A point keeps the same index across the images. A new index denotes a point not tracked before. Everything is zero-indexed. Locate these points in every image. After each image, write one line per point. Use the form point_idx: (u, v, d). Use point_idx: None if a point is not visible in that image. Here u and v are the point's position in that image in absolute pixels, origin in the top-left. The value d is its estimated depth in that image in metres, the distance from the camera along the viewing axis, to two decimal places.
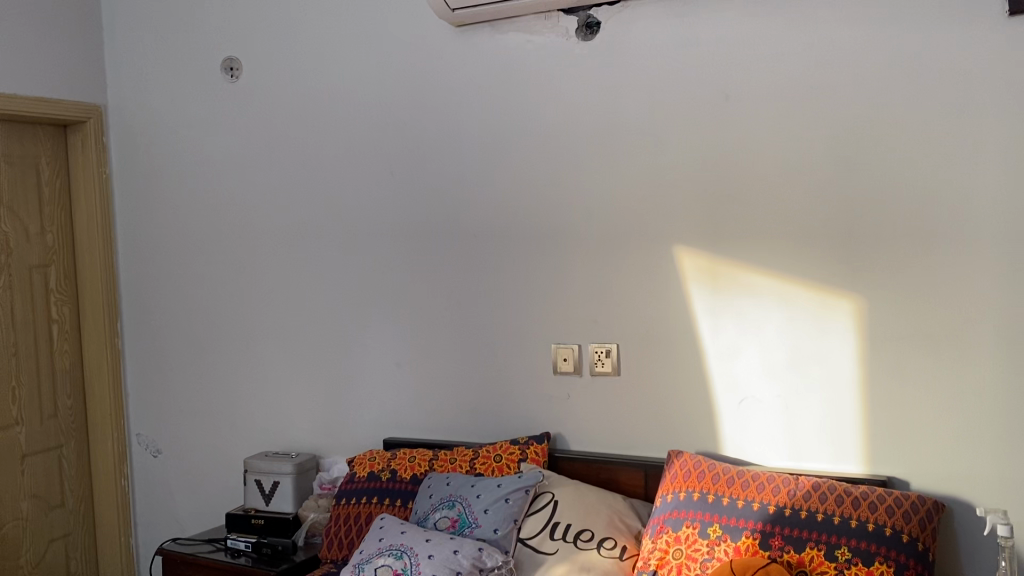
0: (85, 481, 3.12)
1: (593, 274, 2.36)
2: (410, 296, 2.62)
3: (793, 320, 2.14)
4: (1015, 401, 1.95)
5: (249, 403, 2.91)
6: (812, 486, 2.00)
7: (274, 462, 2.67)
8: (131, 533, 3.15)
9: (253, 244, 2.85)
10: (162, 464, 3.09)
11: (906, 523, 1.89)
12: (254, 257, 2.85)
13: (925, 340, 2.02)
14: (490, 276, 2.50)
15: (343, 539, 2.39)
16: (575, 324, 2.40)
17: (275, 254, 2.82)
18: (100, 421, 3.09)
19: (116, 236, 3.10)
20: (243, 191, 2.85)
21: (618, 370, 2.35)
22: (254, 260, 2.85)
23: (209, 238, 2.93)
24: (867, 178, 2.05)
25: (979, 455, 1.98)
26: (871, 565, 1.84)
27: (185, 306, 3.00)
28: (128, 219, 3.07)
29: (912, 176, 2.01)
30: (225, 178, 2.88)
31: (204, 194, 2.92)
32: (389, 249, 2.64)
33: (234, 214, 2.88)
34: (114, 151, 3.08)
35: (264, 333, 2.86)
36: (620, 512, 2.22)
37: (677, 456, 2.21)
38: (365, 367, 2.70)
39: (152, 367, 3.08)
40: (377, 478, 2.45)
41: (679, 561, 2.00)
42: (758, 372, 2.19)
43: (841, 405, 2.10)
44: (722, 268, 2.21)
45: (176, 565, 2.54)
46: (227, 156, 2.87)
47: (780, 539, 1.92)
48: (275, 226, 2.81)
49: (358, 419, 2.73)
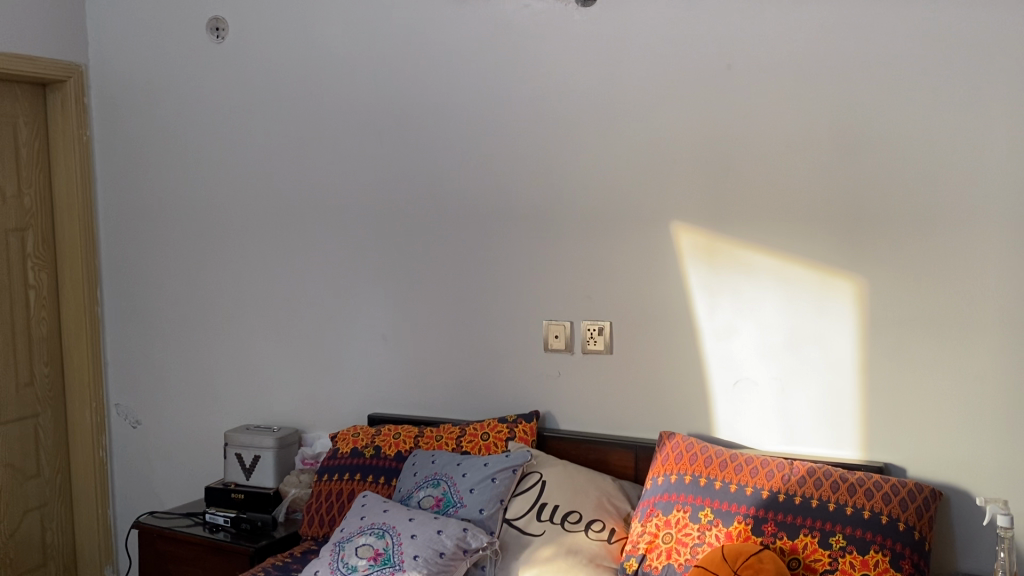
0: (62, 452, 3.04)
1: (588, 249, 2.30)
2: (399, 269, 2.55)
3: (792, 300, 2.08)
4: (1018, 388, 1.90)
5: (231, 374, 2.84)
6: (806, 471, 1.95)
7: (255, 435, 2.61)
8: (110, 505, 3.09)
9: (238, 213, 2.77)
10: (142, 435, 3.02)
11: (902, 512, 1.84)
12: (239, 225, 2.77)
13: (928, 323, 1.96)
14: (480, 250, 2.43)
15: (324, 516, 2.33)
16: (568, 300, 2.33)
17: (260, 222, 2.74)
18: (78, 390, 3.01)
19: (97, 202, 3.01)
20: (228, 156, 2.77)
21: (611, 348, 2.29)
22: (239, 229, 2.77)
23: (192, 204, 2.84)
24: (873, 154, 1.99)
25: (979, 443, 1.93)
26: (867, 553, 1.79)
27: (167, 275, 2.91)
28: (109, 183, 2.99)
29: (919, 153, 1.95)
30: (210, 142, 2.79)
31: (187, 158, 2.83)
32: (378, 219, 2.56)
33: (218, 181, 2.79)
34: (95, 112, 2.98)
35: (248, 304, 2.78)
36: (609, 494, 2.16)
37: (669, 438, 2.15)
38: (350, 340, 2.64)
39: (132, 336, 3.00)
40: (361, 454, 2.39)
41: (668, 545, 1.95)
42: (754, 353, 2.13)
43: (839, 388, 2.05)
44: (720, 245, 2.14)
45: (150, 538, 2.46)
46: (212, 121, 2.78)
47: (773, 526, 1.87)
48: (260, 194, 2.73)
49: (343, 393, 2.66)
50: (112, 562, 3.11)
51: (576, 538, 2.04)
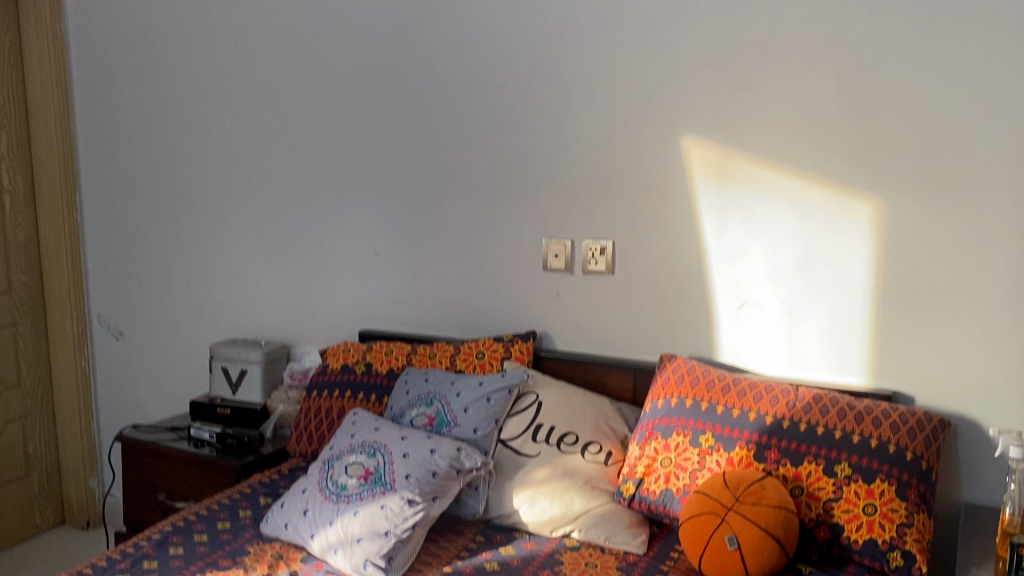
0: (42, 364, 2.96)
1: (593, 164, 2.18)
2: (393, 181, 2.43)
3: (805, 220, 1.99)
4: None
5: (216, 287, 2.75)
6: (813, 398, 1.88)
7: (242, 349, 2.53)
8: (93, 416, 3.03)
9: (223, 117, 2.63)
10: (125, 347, 2.94)
11: (910, 441, 1.78)
12: (225, 131, 2.64)
13: (947, 248, 1.87)
14: (478, 164, 2.32)
15: (313, 433, 2.27)
16: (569, 217, 2.23)
17: (247, 129, 2.60)
18: (59, 299, 2.92)
19: (74, 104, 2.87)
20: (212, 57, 2.61)
21: (612, 269, 2.20)
22: (225, 135, 2.64)
23: (175, 108, 2.70)
24: (900, 68, 1.86)
25: (992, 373, 1.87)
26: (872, 483, 1.74)
27: (150, 182, 2.79)
28: (88, 83, 2.84)
29: (952, 67, 1.82)
30: (193, 41, 2.63)
31: (169, 58, 2.68)
32: (371, 127, 2.43)
33: (201, 84, 2.65)
34: (71, 6, 2.81)
35: (234, 214, 2.67)
36: (606, 417, 2.11)
37: (670, 361, 2.08)
38: (341, 254, 2.54)
39: (113, 245, 2.89)
40: (351, 371, 2.32)
41: (666, 470, 1.91)
42: (762, 275, 2.04)
43: (848, 314, 1.97)
44: (733, 162, 2.04)
45: (133, 452, 2.39)
46: (195, 18, 2.62)
47: (776, 452, 1.82)
48: (247, 98, 2.59)
49: (333, 309, 2.58)
50: (97, 475, 3.06)
51: (573, 460, 1.99)
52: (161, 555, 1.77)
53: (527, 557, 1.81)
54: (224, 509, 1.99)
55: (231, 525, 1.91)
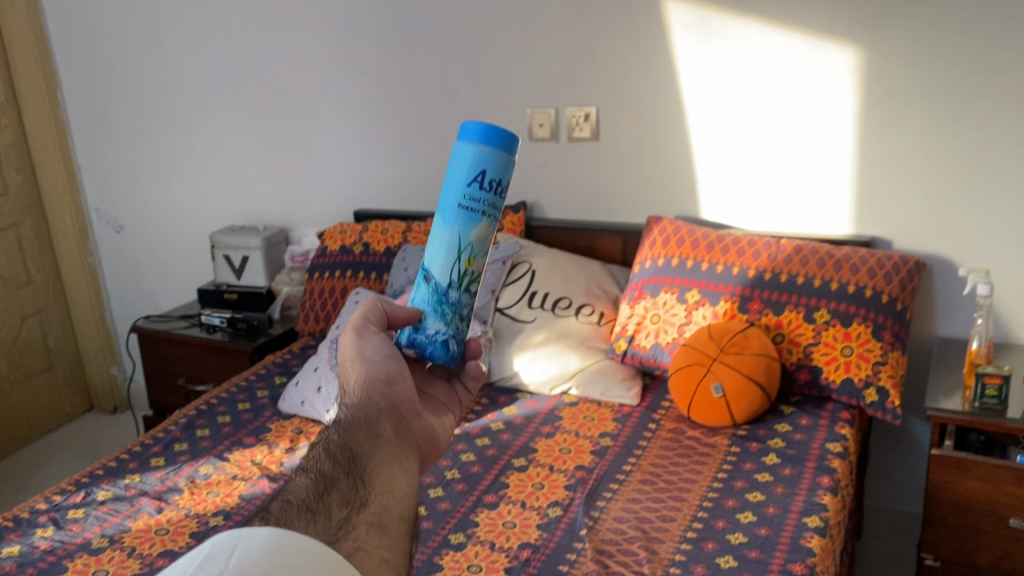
0: (43, 232, 3.09)
1: (570, 35, 2.25)
2: (381, 78, 2.52)
3: (783, 73, 2.06)
4: (998, 167, 1.92)
5: (210, 178, 2.91)
6: (793, 249, 1.97)
7: (241, 236, 2.69)
8: (106, 308, 3.26)
9: (201, 14, 2.71)
10: (127, 239, 3.13)
11: (886, 284, 1.88)
12: (215, 12, 2.69)
13: (923, 95, 1.94)
14: (472, 29, 2.36)
15: (318, 310, 2.44)
16: (552, 87, 2.31)
17: (240, 4, 2.65)
18: (56, 196, 3.07)
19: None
20: None
21: (597, 134, 2.30)
22: (207, 29, 2.72)
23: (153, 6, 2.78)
24: None
25: (977, 220, 1.97)
26: (849, 326, 1.85)
27: (152, 64, 2.85)
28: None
29: None
30: None
31: None
32: (357, 17, 2.49)
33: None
34: None
35: (222, 107, 2.79)
36: (598, 280, 2.23)
37: (657, 222, 2.17)
38: (332, 143, 2.66)
39: (103, 135, 3.03)
40: (349, 252, 2.47)
41: (656, 327, 2.02)
42: (754, 131, 2.13)
43: (831, 162, 2.07)
44: (711, 18, 2.09)
45: (149, 342, 2.56)
46: None
47: (759, 303, 1.93)
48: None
49: (330, 169, 2.71)
50: (118, 364, 3.32)
51: (567, 322, 2.11)
52: (190, 438, 1.91)
53: (529, 415, 1.94)
54: (243, 390, 2.14)
55: (251, 405, 2.06)
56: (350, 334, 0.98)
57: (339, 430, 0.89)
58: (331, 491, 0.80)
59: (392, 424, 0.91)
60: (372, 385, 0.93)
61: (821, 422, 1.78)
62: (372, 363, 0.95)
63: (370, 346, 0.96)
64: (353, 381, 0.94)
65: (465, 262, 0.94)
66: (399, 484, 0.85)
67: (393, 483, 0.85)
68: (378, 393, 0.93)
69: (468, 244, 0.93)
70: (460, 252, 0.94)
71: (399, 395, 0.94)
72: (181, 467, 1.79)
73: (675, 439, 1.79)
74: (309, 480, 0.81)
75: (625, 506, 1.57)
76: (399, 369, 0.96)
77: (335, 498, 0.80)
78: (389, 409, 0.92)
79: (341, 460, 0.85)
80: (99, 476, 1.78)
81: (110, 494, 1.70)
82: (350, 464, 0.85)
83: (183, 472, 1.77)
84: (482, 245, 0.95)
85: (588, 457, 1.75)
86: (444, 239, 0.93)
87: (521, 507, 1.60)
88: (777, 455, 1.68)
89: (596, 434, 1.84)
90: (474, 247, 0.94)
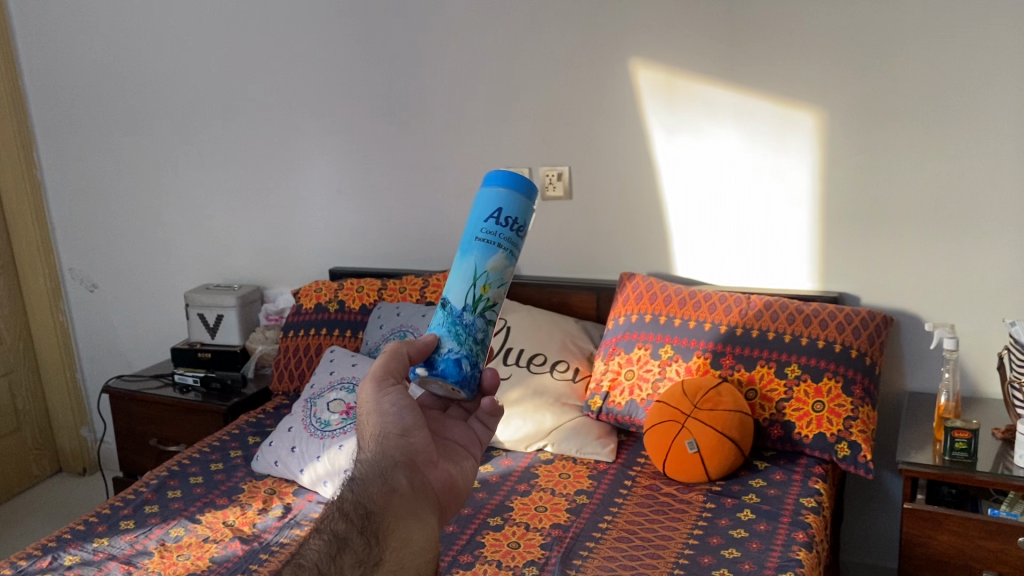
0: (15, 292, 3.07)
1: (542, 97, 2.30)
2: (357, 138, 2.56)
3: (749, 134, 2.12)
4: (958, 224, 1.97)
5: (186, 236, 2.92)
6: (763, 305, 2.00)
7: (215, 295, 2.69)
8: (77, 368, 3.23)
9: (179, 76, 2.75)
10: (100, 298, 3.12)
11: (855, 340, 1.92)
12: (193, 75, 2.73)
13: (884, 155, 2.00)
14: (447, 92, 2.41)
15: (293, 369, 2.43)
16: (526, 147, 2.35)
17: (218, 68, 2.69)
18: (28, 256, 3.06)
19: (14, 36, 2.93)
20: (165, 22, 2.72)
21: (570, 193, 2.34)
22: (186, 92, 2.76)
23: (132, 69, 2.82)
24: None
25: (941, 275, 2.01)
26: (820, 381, 1.88)
27: (130, 125, 2.88)
28: (37, 61, 2.95)
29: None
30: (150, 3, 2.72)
31: (126, 18, 2.77)
32: (334, 79, 2.54)
33: (170, 12, 2.70)
34: None
35: (199, 167, 2.82)
36: (572, 337, 2.25)
37: (629, 279, 2.20)
38: (308, 201, 2.69)
39: (78, 195, 3.03)
40: (324, 309, 2.47)
41: (630, 383, 2.03)
42: (722, 190, 2.18)
43: (798, 221, 2.12)
44: (679, 83, 2.15)
45: (121, 402, 2.53)
46: None
47: (731, 359, 1.95)
48: (218, 20, 2.65)
49: (306, 228, 2.72)
50: (88, 425, 3.27)
51: (542, 379, 2.12)
52: (160, 500, 1.89)
53: (505, 473, 1.94)
54: (216, 451, 2.12)
55: (224, 465, 2.03)
56: (367, 387, 0.99)
57: (354, 486, 0.90)
58: (344, 551, 0.82)
59: (406, 476, 0.92)
60: (385, 439, 0.95)
61: (795, 476, 1.80)
62: (387, 416, 0.97)
63: (386, 399, 0.98)
64: (368, 434, 0.96)
65: (480, 289, 1.00)
66: (417, 537, 0.86)
67: (410, 537, 0.86)
68: (392, 448, 0.94)
69: (483, 272, 1.00)
70: (476, 278, 0.99)
71: (415, 447, 0.95)
72: (151, 529, 1.76)
73: (651, 495, 1.79)
74: (322, 543, 0.83)
75: (602, 564, 1.56)
76: (414, 420, 0.97)
77: (348, 559, 0.82)
78: (404, 462, 0.93)
79: (356, 517, 0.86)
80: (67, 539, 1.75)
81: (77, 559, 1.67)
82: (364, 521, 0.85)
83: (153, 534, 1.74)
84: (497, 275, 1.00)
85: (564, 515, 1.75)
86: (462, 269, 1.00)
87: (497, 567, 1.58)
88: (752, 511, 1.68)
89: (572, 492, 1.84)
90: (489, 275, 1.00)
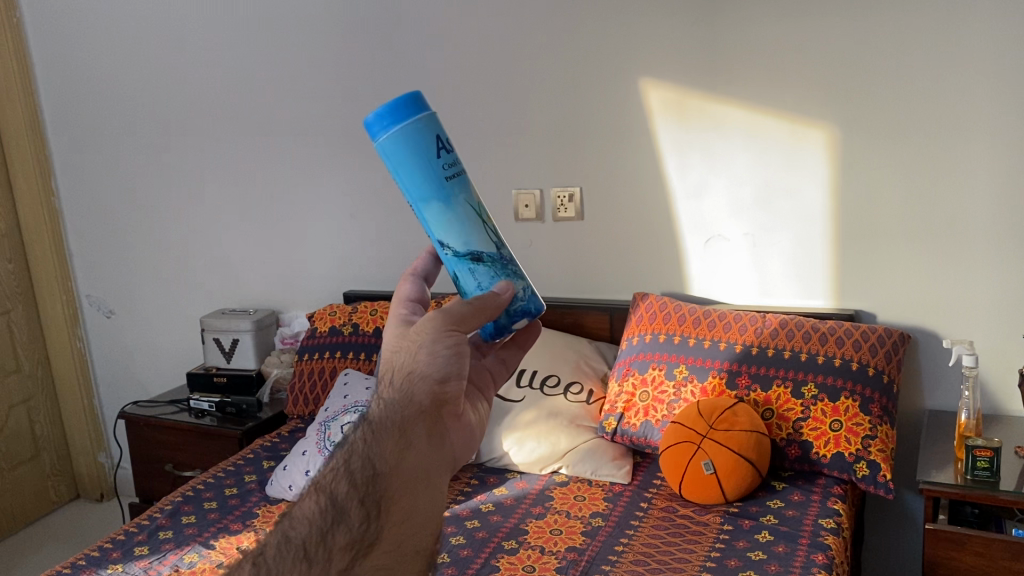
0: (33, 319, 3.10)
1: (553, 120, 2.31)
2: (370, 164, 2.57)
3: (762, 153, 2.11)
4: (975, 240, 1.95)
5: (201, 261, 2.93)
6: (779, 323, 1.99)
7: (231, 320, 2.70)
8: (94, 394, 3.24)
9: (194, 105, 2.78)
10: (117, 323, 3.14)
11: (872, 358, 1.90)
12: (208, 103, 2.76)
13: (897, 171, 1.99)
14: (458, 116, 2.42)
15: (307, 392, 2.43)
16: (538, 169, 2.36)
17: (233, 97, 2.72)
18: (46, 283, 3.09)
19: (33, 69, 2.98)
20: (180, 52, 2.76)
21: (582, 214, 2.34)
22: (201, 120, 2.79)
23: (148, 98, 2.85)
24: (856, 19, 1.96)
25: (959, 292, 1.99)
26: (837, 400, 1.86)
27: (146, 152, 2.91)
28: (55, 90, 2.99)
29: (906, 17, 1.91)
30: (165, 33, 2.76)
31: (142, 48, 2.81)
32: (346, 106, 2.56)
33: (186, 42, 2.74)
34: (31, 24, 2.94)
35: (214, 193, 2.84)
36: (586, 358, 2.24)
37: (643, 299, 2.19)
38: (322, 225, 2.70)
39: (95, 222, 3.06)
40: (338, 333, 2.48)
41: (645, 403, 2.02)
42: (736, 208, 2.16)
43: (812, 240, 2.10)
44: (689, 102, 2.15)
45: (136, 427, 2.54)
46: (160, 16, 2.75)
47: (747, 378, 1.93)
48: (232, 50, 2.68)
49: (320, 252, 2.74)
50: (105, 450, 3.28)
51: (556, 401, 2.11)
52: (175, 525, 1.88)
53: (519, 496, 1.92)
54: (230, 476, 2.12)
55: (238, 490, 2.03)
56: (429, 321, 0.93)
57: (372, 436, 0.85)
58: (337, 526, 0.80)
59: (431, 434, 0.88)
60: (420, 383, 0.90)
61: (813, 497, 1.77)
62: (433, 359, 0.91)
63: (439, 342, 0.92)
64: (402, 371, 0.92)
65: (483, 218, 0.98)
66: (423, 509, 0.82)
67: (416, 508, 0.82)
68: (426, 397, 0.89)
69: (474, 204, 0.97)
70: (478, 212, 0.97)
71: (450, 397, 0.92)
72: (165, 555, 1.75)
73: (667, 517, 1.77)
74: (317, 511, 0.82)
75: None
76: (458, 370, 0.92)
77: (340, 536, 0.79)
78: (433, 415, 0.89)
79: (363, 479, 0.82)
80: (81, 566, 1.75)
81: None
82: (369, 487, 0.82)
83: (167, 560, 1.73)
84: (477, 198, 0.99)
85: (580, 538, 1.73)
86: (456, 214, 0.95)
87: None
88: (770, 532, 1.66)
89: (586, 514, 1.82)
90: (478, 203, 0.97)
